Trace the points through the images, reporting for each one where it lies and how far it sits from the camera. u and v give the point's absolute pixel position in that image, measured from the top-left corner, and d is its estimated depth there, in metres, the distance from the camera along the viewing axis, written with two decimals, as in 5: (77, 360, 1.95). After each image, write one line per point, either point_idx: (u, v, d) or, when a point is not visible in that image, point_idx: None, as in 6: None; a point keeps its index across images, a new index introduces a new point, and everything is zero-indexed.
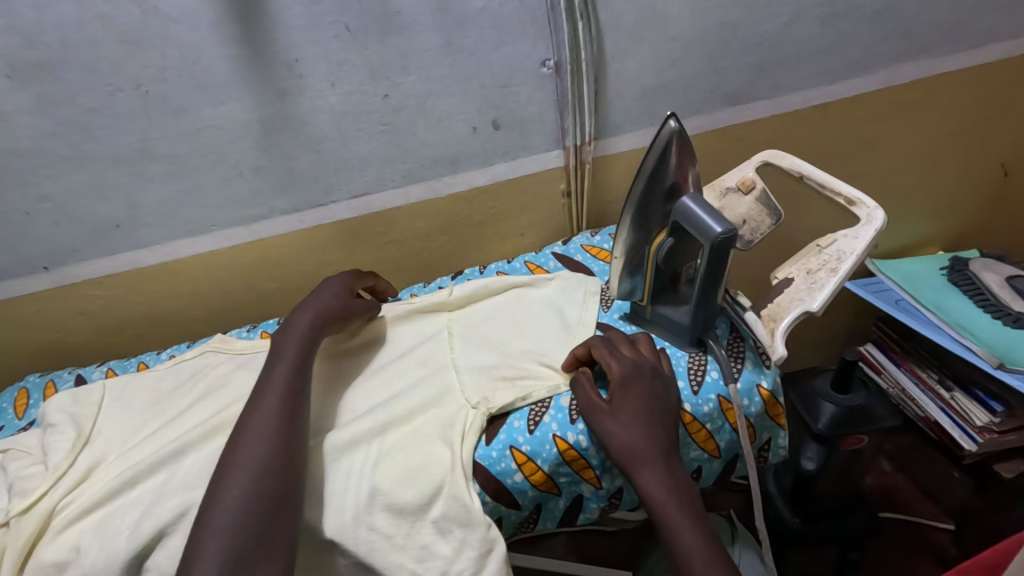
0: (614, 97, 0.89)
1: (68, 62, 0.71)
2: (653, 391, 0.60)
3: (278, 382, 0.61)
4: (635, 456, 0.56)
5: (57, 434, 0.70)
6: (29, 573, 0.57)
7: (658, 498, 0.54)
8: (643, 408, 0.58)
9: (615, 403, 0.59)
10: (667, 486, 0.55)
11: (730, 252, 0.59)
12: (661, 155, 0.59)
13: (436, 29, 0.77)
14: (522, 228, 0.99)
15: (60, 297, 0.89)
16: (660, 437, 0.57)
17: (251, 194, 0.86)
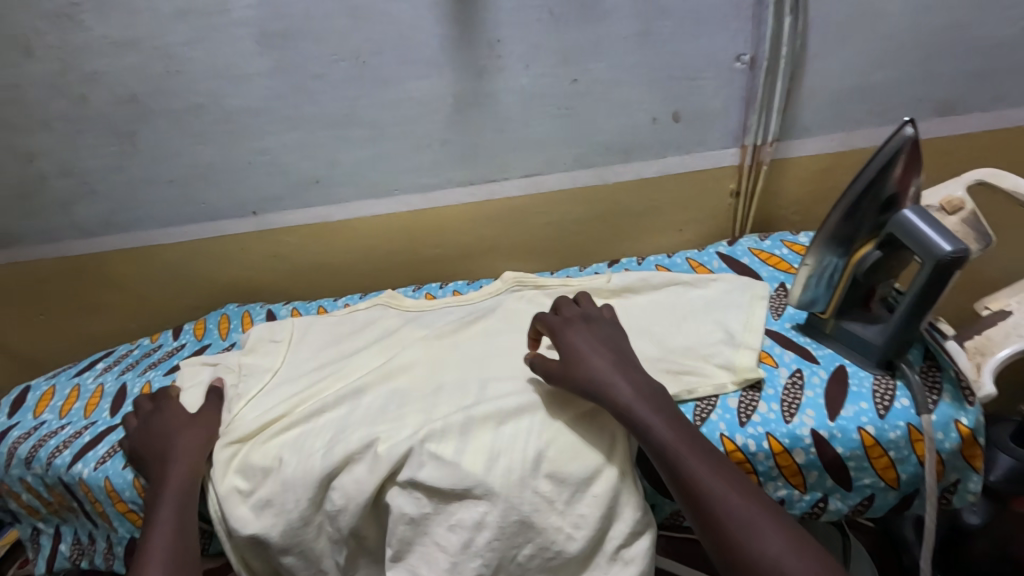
0: (807, 97, 0.84)
1: (306, 32, 0.80)
2: (633, 368, 0.62)
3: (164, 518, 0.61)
4: (598, 381, 0.61)
5: (258, 362, 0.81)
6: (241, 469, 0.67)
7: (630, 406, 0.58)
8: (633, 382, 0.60)
9: (608, 381, 0.60)
10: (635, 395, 0.59)
11: (955, 276, 0.55)
12: (887, 164, 0.56)
13: (635, 16, 0.78)
14: (682, 224, 0.98)
15: (260, 239, 1.01)
16: (608, 359, 0.62)
17: (433, 164, 0.92)
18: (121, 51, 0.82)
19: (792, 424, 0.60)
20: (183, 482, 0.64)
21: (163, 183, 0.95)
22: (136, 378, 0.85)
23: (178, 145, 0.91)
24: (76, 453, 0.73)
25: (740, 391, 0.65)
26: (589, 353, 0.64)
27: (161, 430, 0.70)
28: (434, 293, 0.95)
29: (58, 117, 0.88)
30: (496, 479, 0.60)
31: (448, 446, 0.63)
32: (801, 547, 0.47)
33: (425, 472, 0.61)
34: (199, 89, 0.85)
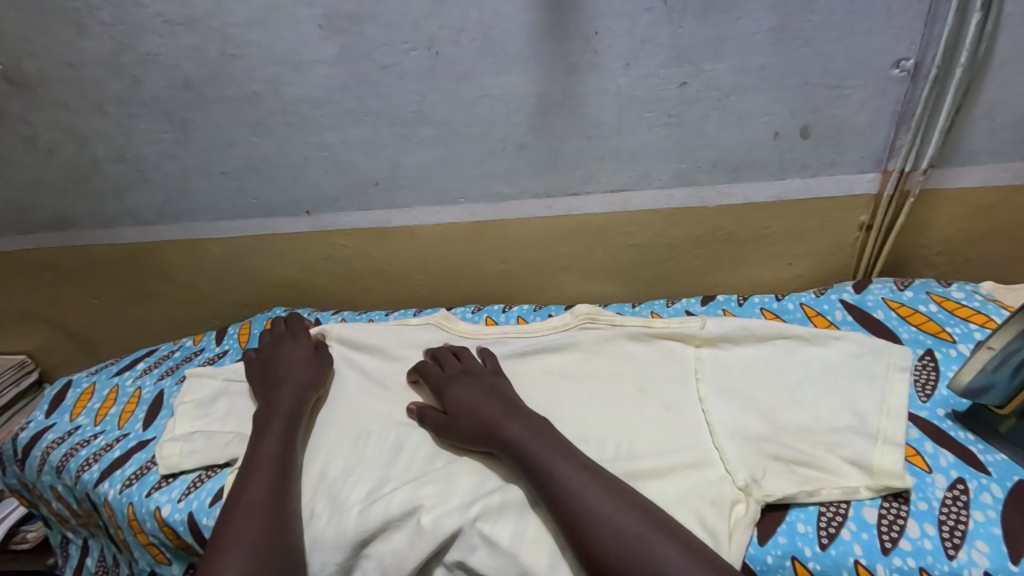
0: (978, 117, 0.68)
1: (376, 16, 0.69)
2: (524, 411, 0.59)
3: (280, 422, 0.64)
4: (489, 424, 0.58)
5: None
6: None
7: (523, 443, 0.55)
8: (531, 425, 0.57)
9: (501, 425, 0.58)
10: (531, 431, 0.56)
11: None
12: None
13: (772, 8, 0.63)
14: (792, 257, 0.82)
15: (315, 240, 0.93)
16: (501, 402, 0.60)
17: (508, 171, 0.80)
18: (177, 31, 0.74)
19: (956, 562, 0.46)
20: (289, 414, 0.65)
21: (217, 175, 0.88)
22: (173, 386, 0.80)
23: (234, 135, 0.83)
24: (103, 471, 0.69)
25: (879, 500, 0.52)
26: (472, 400, 0.62)
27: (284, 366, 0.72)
28: (495, 318, 0.85)
29: (113, 99, 0.82)
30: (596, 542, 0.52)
31: (507, 530, 0.52)
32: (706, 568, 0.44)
33: (479, 559, 0.51)
34: (257, 76, 0.77)
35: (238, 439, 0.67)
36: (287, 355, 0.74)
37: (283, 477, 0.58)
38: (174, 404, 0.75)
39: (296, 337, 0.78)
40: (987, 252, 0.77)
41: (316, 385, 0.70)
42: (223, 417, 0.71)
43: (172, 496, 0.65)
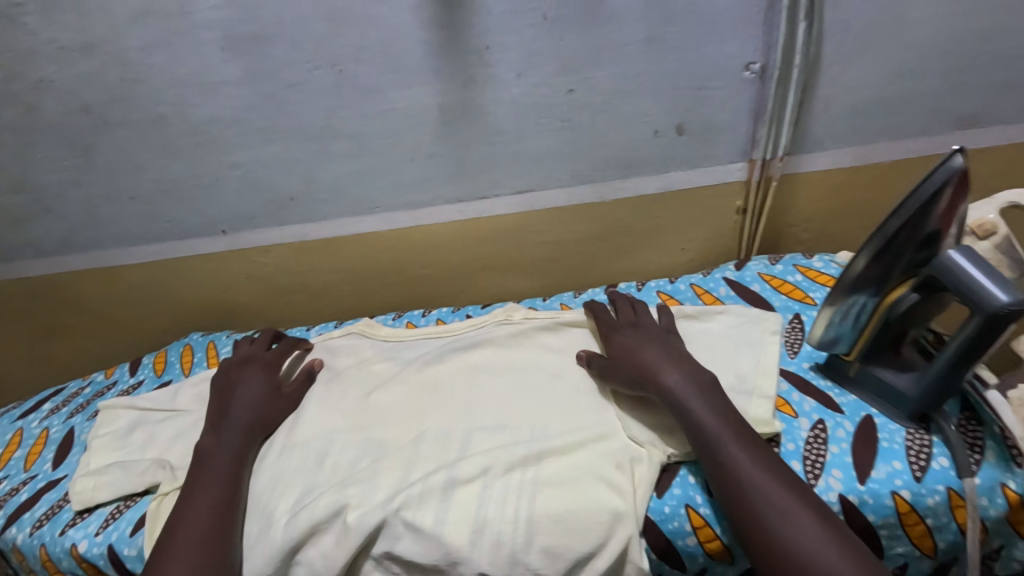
0: (821, 109, 0.78)
1: (277, 37, 0.72)
2: (707, 378, 0.58)
3: (226, 457, 0.63)
4: (645, 374, 0.60)
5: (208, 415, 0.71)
6: None
7: (680, 394, 0.56)
8: (695, 381, 0.58)
9: (658, 373, 0.59)
10: (688, 385, 0.57)
11: (1003, 332, 0.47)
12: (930, 203, 0.49)
13: (642, 21, 0.70)
14: (684, 244, 0.91)
15: (233, 259, 0.94)
16: (662, 356, 0.61)
17: (419, 180, 0.84)
18: (71, 58, 0.74)
19: (817, 489, 0.53)
20: (235, 458, 0.63)
21: (125, 200, 0.87)
22: (84, 422, 0.78)
23: (141, 160, 0.83)
24: (10, 516, 0.68)
25: None
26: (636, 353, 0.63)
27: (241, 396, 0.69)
28: (416, 321, 0.88)
29: (5, 129, 0.80)
30: (547, 507, 0.54)
31: (429, 513, 0.55)
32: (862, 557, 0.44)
33: (404, 544, 0.54)
34: (160, 99, 0.77)
35: (155, 465, 0.66)
36: (248, 384, 0.71)
37: (223, 520, 0.57)
38: (88, 439, 0.73)
39: (264, 362, 0.75)
40: (844, 227, 0.89)
41: (273, 418, 0.69)
42: (143, 446, 0.70)
43: (89, 531, 0.63)
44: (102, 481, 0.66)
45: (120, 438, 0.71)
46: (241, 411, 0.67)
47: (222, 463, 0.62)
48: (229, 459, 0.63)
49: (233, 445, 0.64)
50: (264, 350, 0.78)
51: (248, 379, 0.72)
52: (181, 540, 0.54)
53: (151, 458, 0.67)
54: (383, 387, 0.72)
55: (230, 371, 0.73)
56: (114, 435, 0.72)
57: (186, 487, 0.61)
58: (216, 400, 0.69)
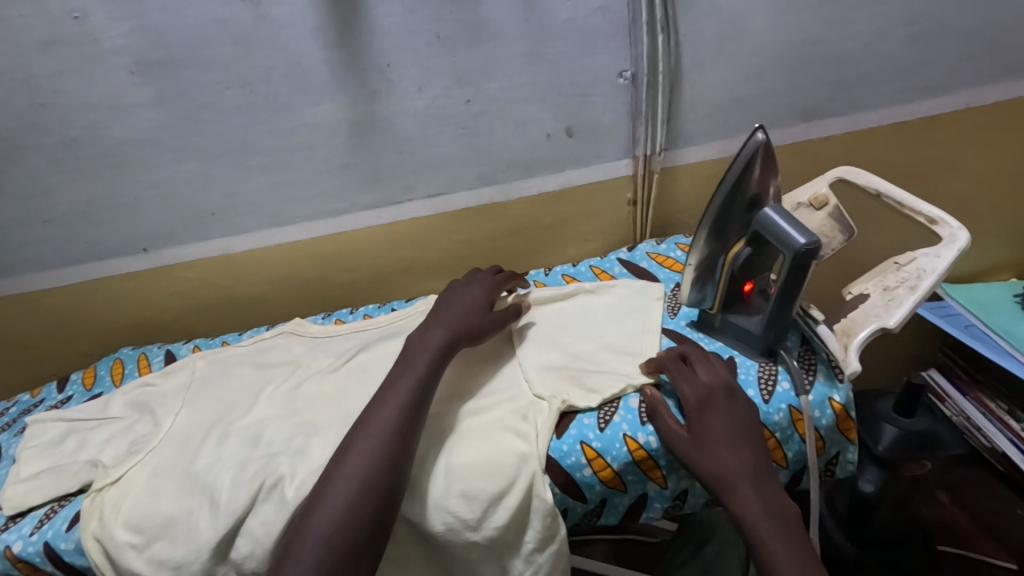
0: (687, 109, 0.91)
1: (187, 60, 0.77)
2: (789, 514, 0.55)
3: (388, 410, 0.60)
4: (725, 482, 0.57)
5: (146, 419, 0.76)
6: (124, 516, 0.63)
7: (751, 519, 0.55)
8: (771, 506, 0.56)
9: (730, 492, 0.56)
10: (763, 509, 0.55)
11: (810, 267, 0.60)
12: (744, 170, 0.63)
13: (523, 38, 0.82)
14: (587, 234, 1.01)
15: (156, 277, 0.96)
16: (746, 459, 0.58)
17: (336, 189, 0.91)
18: None
19: None
20: (405, 409, 0.61)
21: (39, 224, 0.89)
22: (11, 438, 0.80)
23: (53, 182, 0.85)
24: None
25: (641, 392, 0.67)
26: (710, 458, 0.58)
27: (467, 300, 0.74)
28: (344, 318, 0.94)
29: None
30: (467, 456, 0.62)
31: None
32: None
33: None
34: (73, 123, 0.80)
35: (89, 465, 0.70)
36: (466, 302, 0.73)
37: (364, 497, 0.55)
38: (16, 452, 0.76)
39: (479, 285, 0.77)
40: None
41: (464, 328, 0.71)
42: (75, 451, 0.73)
43: (23, 533, 0.66)
44: (34, 488, 0.69)
45: (51, 449, 0.75)
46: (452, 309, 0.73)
47: (383, 413, 0.60)
48: (396, 408, 0.61)
49: (425, 363, 0.65)
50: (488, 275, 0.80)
51: (461, 300, 0.74)
52: (347, 467, 0.56)
53: (85, 460, 0.71)
54: (314, 378, 0.79)
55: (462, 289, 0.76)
56: (43, 446, 0.75)
57: (343, 444, 0.59)
58: (423, 324, 0.71)
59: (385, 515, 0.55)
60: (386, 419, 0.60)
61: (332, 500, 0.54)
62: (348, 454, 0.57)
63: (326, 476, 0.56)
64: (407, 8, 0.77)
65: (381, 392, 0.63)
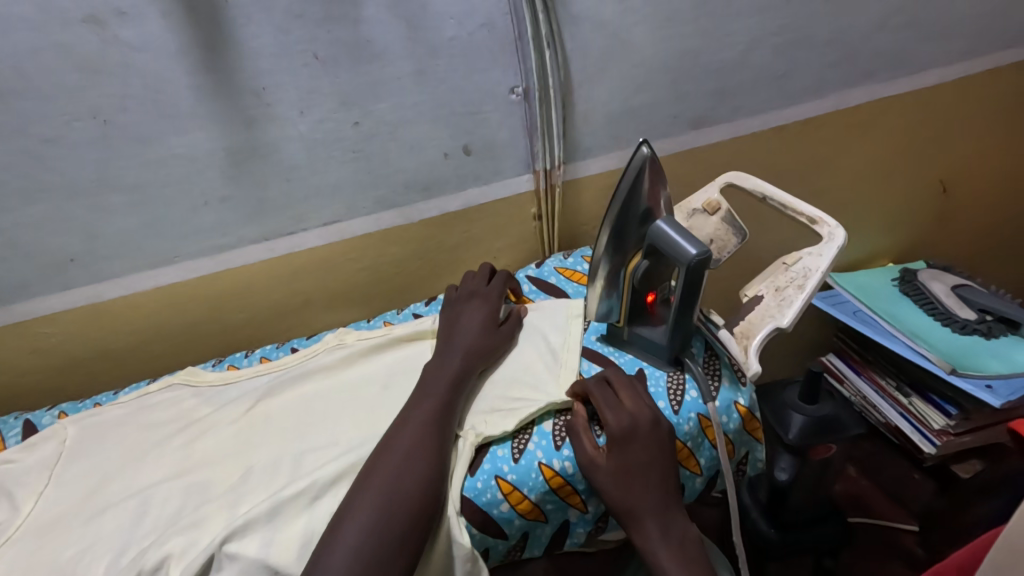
0: (582, 122, 0.91)
1: (22, 91, 0.68)
2: (688, 539, 0.59)
3: (417, 419, 0.62)
4: (631, 514, 0.58)
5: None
6: None
7: (654, 553, 0.57)
8: (672, 537, 0.58)
9: (638, 525, 0.58)
10: (665, 541, 0.58)
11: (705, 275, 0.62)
12: (633, 184, 0.63)
13: (407, 57, 0.79)
14: (496, 251, 0.99)
15: (8, 336, 0.84)
16: (653, 492, 0.59)
17: (217, 224, 0.84)
18: None
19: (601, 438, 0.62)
20: (428, 428, 0.61)
21: None
22: None
23: None
24: None
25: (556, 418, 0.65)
26: (623, 493, 0.58)
27: (464, 322, 0.74)
28: (238, 363, 0.86)
29: None
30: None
31: (254, 541, 0.56)
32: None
33: None
34: None
35: None
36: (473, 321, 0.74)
37: (393, 513, 0.54)
38: None
39: (491, 298, 0.78)
40: None
41: (480, 353, 0.71)
42: None
43: None
44: None
45: None
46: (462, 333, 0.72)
47: (406, 433, 0.60)
48: (419, 426, 0.61)
49: (444, 391, 0.65)
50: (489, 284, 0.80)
51: (471, 319, 0.75)
52: (368, 496, 0.55)
53: None
54: (208, 433, 0.72)
55: (465, 307, 0.77)
56: None
57: (372, 459, 0.59)
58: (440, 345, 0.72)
59: (408, 542, 0.53)
60: (413, 435, 0.60)
61: (352, 529, 0.53)
62: (376, 471, 0.57)
63: (348, 506, 0.55)
64: (278, 28, 0.72)
65: (398, 420, 0.62)
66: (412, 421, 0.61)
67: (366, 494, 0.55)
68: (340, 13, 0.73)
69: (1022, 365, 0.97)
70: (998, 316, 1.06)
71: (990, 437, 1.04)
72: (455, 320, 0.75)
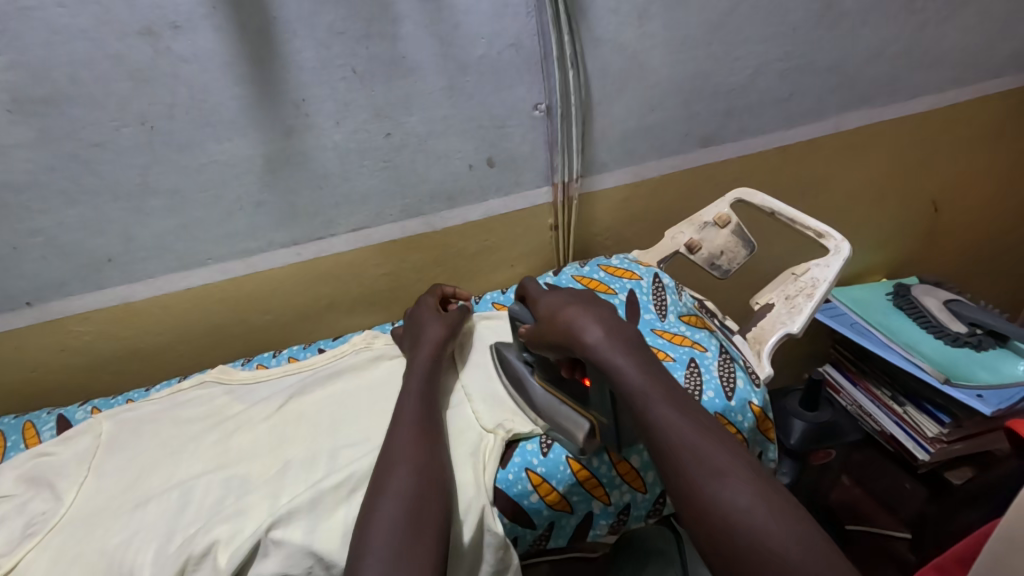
0: (599, 138, 0.96)
1: (76, 97, 0.71)
2: (634, 337, 0.58)
3: (410, 414, 0.64)
4: (572, 333, 0.59)
5: (40, 496, 0.68)
6: None
7: (598, 348, 0.56)
8: (615, 334, 0.57)
9: (580, 332, 0.58)
10: (605, 339, 0.57)
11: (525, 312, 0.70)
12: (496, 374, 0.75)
13: (439, 72, 0.83)
14: (512, 260, 1.04)
15: (41, 333, 0.86)
16: (598, 312, 0.60)
17: (250, 228, 0.87)
18: None
19: None
20: (419, 423, 0.64)
21: None
22: None
23: None
24: None
25: None
26: (591, 322, 0.59)
27: (421, 321, 0.80)
28: (267, 362, 0.89)
29: None
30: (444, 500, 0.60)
31: (298, 528, 0.59)
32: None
33: (272, 564, 0.57)
34: None
35: None
36: (425, 317, 0.80)
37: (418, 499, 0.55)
38: None
39: (427, 304, 0.83)
40: (637, 230, 1.08)
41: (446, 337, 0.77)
42: None
43: None
44: None
45: None
46: (425, 327, 0.78)
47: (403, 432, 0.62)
48: (413, 425, 0.63)
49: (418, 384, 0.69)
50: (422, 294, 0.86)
51: (427, 317, 0.80)
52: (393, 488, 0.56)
53: None
54: (242, 429, 0.75)
55: (414, 317, 0.81)
56: None
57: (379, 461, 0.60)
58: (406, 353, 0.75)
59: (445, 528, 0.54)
60: (409, 429, 0.62)
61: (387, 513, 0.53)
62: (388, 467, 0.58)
63: (370, 501, 0.55)
64: (321, 43, 0.76)
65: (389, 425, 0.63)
66: (403, 416, 0.64)
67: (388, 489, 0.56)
68: (380, 31, 0.78)
69: (1009, 376, 1.03)
70: (987, 330, 1.11)
71: (981, 445, 1.09)
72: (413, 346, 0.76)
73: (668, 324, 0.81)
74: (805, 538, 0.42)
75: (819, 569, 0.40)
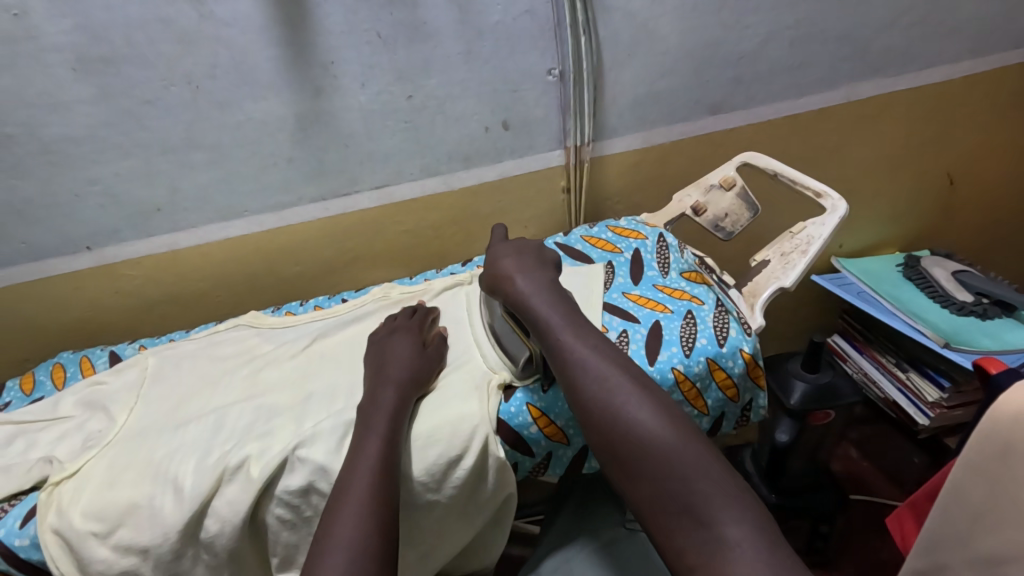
0: (611, 103, 1.00)
1: (128, 57, 0.78)
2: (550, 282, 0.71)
3: (386, 404, 0.66)
4: (499, 279, 0.72)
5: (98, 419, 0.77)
6: (82, 514, 0.63)
7: (519, 292, 0.69)
8: (535, 282, 0.70)
9: (508, 281, 0.71)
10: (528, 286, 0.69)
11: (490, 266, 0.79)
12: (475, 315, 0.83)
13: (457, 38, 0.88)
14: (526, 220, 1.08)
15: (96, 278, 0.94)
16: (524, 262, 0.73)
17: (283, 183, 0.93)
18: None
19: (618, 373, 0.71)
20: (392, 412, 0.65)
21: None
22: None
23: None
24: None
25: None
26: (520, 277, 0.71)
27: (393, 358, 0.74)
28: (295, 309, 0.96)
29: None
30: (422, 429, 0.66)
31: (319, 450, 0.66)
32: (722, 471, 0.49)
33: (298, 478, 0.65)
34: (9, 120, 0.78)
35: (42, 462, 0.71)
36: (397, 351, 0.75)
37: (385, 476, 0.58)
38: None
39: (411, 329, 0.80)
40: (647, 196, 1.12)
41: (417, 374, 0.72)
42: (24, 451, 0.74)
43: None
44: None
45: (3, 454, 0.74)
46: (395, 366, 0.72)
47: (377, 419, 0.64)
48: (387, 414, 0.65)
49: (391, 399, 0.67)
50: (407, 317, 0.83)
51: (399, 355, 0.74)
52: (367, 457, 0.59)
53: (37, 458, 0.72)
54: (272, 365, 0.83)
55: (383, 343, 0.78)
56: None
57: (355, 437, 0.63)
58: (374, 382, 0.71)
59: None
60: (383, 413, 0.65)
61: (361, 480, 0.57)
62: (362, 448, 0.61)
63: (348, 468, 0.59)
64: (347, 8, 0.81)
65: (362, 410, 0.66)
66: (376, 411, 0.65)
67: (364, 457, 0.60)
68: None
69: (1010, 343, 1.05)
70: (993, 299, 1.13)
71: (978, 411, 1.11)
72: (381, 358, 0.75)
73: (669, 281, 0.85)
74: (673, 432, 0.52)
75: (683, 455, 0.50)
